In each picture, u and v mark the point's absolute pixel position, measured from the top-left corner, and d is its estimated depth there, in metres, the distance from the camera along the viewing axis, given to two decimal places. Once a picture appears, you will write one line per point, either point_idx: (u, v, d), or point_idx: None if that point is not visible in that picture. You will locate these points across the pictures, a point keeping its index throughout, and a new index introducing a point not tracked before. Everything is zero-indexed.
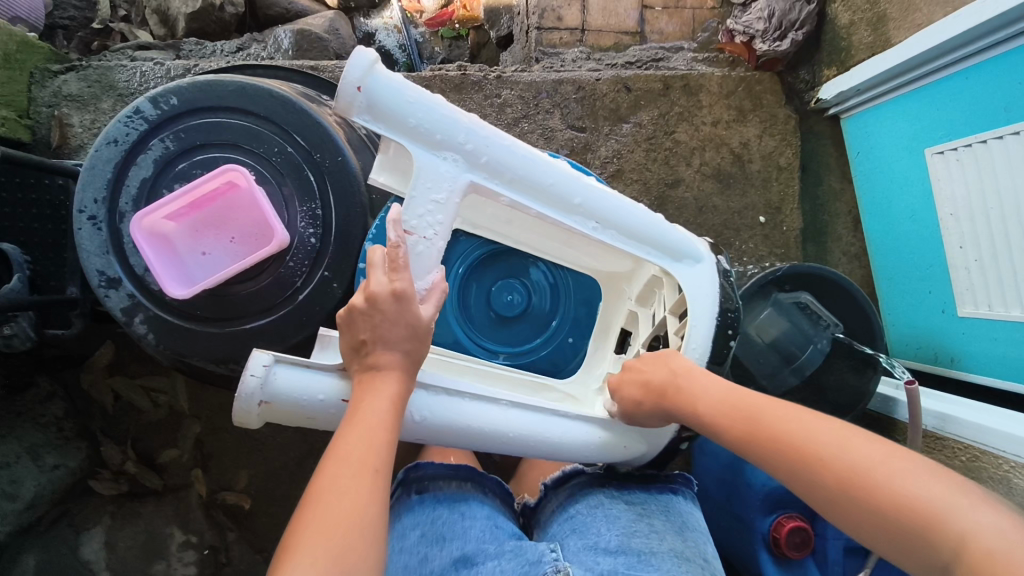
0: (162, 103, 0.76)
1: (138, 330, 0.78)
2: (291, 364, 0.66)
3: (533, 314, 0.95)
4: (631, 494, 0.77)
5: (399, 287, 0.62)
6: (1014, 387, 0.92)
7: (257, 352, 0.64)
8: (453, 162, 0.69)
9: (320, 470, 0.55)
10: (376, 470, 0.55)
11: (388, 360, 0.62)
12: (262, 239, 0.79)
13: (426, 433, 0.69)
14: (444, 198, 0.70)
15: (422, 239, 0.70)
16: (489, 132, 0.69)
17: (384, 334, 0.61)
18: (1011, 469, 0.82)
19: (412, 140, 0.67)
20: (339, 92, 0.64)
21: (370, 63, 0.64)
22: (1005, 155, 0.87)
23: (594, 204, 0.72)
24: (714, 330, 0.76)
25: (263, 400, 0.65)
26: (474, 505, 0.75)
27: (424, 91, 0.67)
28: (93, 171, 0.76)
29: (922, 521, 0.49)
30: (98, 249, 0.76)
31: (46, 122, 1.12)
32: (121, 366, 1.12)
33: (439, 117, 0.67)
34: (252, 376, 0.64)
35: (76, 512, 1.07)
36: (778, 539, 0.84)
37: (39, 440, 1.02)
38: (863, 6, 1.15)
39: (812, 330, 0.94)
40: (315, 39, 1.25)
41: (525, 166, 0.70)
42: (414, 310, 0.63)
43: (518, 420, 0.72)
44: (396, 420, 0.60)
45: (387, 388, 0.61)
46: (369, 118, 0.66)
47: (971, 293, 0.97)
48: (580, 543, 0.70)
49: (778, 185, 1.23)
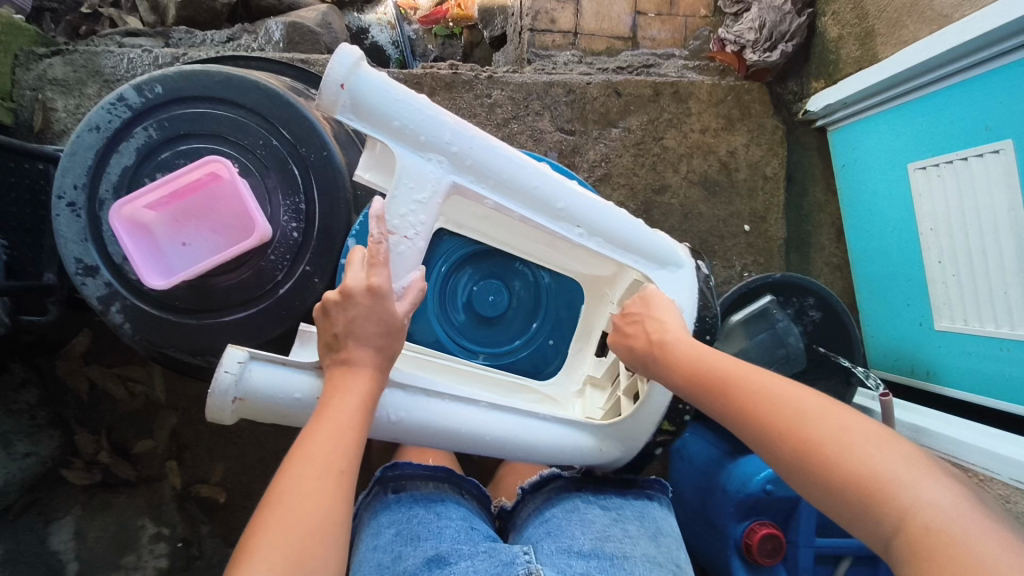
0: (147, 90, 0.75)
1: (114, 319, 0.77)
2: (268, 361, 0.66)
3: (514, 314, 0.95)
4: (608, 499, 0.78)
5: (375, 283, 0.62)
6: (978, 399, 0.95)
7: (233, 347, 0.64)
8: (439, 164, 0.69)
9: (282, 471, 0.54)
10: (340, 471, 0.54)
11: (360, 356, 0.62)
12: (243, 232, 0.78)
13: (402, 432, 0.69)
14: (427, 198, 0.70)
15: (404, 239, 0.70)
16: (475, 134, 0.69)
17: (358, 330, 0.61)
18: (979, 482, 0.83)
19: (397, 142, 0.68)
20: (323, 89, 0.64)
21: (354, 61, 0.64)
22: (982, 172, 0.89)
23: (578, 210, 0.72)
24: (694, 332, 0.77)
25: (238, 396, 0.65)
26: (450, 505, 0.75)
27: (410, 90, 0.67)
28: (73, 157, 0.75)
29: (872, 489, 0.48)
30: (77, 236, 0.75)
31: (29, 106, 1.10)
32: (98, 355, 1.11)
33: (427, 118, 0.67)
34: (227, 372, 0.63)
35: (46, 501, 1.04)
36: (750, 546, 0.85)
37: (11, 426, 1.00)
38: (853, 20, 1.16)
39: (772, 334, 0.93)
40: (306, 33, 1.24)
41: (511, 170, 0.70)
42: (390, 306, 0.63)
43: (495, 423, 0.72)
44: (364, 421, 0.60)
45: (360, 388, 0.60)
46: (353, 117, 0.66)
47: (948, 307, 0.98)
48: (554, 545, 0.69)
49: (763, 195, 1.24)
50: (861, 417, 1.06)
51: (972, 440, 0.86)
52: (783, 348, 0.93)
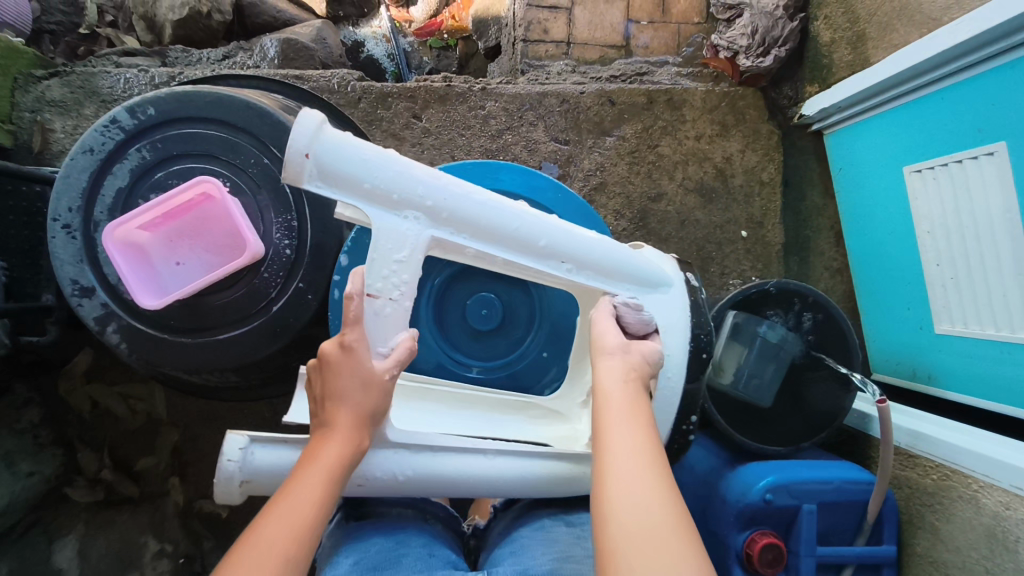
0: (139, 113, 0.76)
1: (110, 339, 0.78)
2: (267, 443, 0.69)
3: (507, 328, 0.94)
4: (575, 517, 0.80)
5: (348, 340, 0.62)
6: (978, 403, 0.95)
7: (231, 435, 0.68)
8: (416, 220, 0.66)
9: (233, 551, 0.54)
10: (287, 557, 0.54)
11: (336, 421, 0.62)
12: (236, 251, 0.79)
13: (416, 486, 0.72)
14: (407, 256, 0.66)
15: (388, 300, 0.66)
16: (447, 183, 0.66)
17: (335, 390, 0.62)
18: (979, 489, 0.82)
19: (371, 204, 0.65)
20: (288, 160, 0.62)
21: (316, 127, 0.62)
22: (977, 175, 0.89)
23: (560, 245, 0.70)
24: (688, 355, 0.75)
25: (244, 479, 0.69)
26: (411, 532, 0.76)
27: (376, 148, 0.65)
28: (68, 180, 0.76)
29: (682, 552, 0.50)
30: (72, 258, 0.76)
31: (28, 127, 1.12)
32: (98, 373, 1.12)
33: (396, 175, 0.64)
34: (230, 460, 0.68)
35: (50, 520, 1.06)
36: (750, 556, 0.84)
37: (14, 446, 1.01)
38: (845, 24, 1.17)
39: (757, 346, 0.94)
40: (301, 48, 1.25)
41: (489, 216, 0.67)
42: (363, 363, 0.62)
43: (495, 469, 0.73)
44: (328, 494, 0.59)
45: (326, 459, 0.60)
46: (321, 184, 0.63)
47: (947, 310, 0.98)
48: (512, 568, 0.69)
49: (760, 200, 1.24)
50: (861, 423, 1.05)
51: (973, 446, 0.85)
52: (781, 355, 0.95)
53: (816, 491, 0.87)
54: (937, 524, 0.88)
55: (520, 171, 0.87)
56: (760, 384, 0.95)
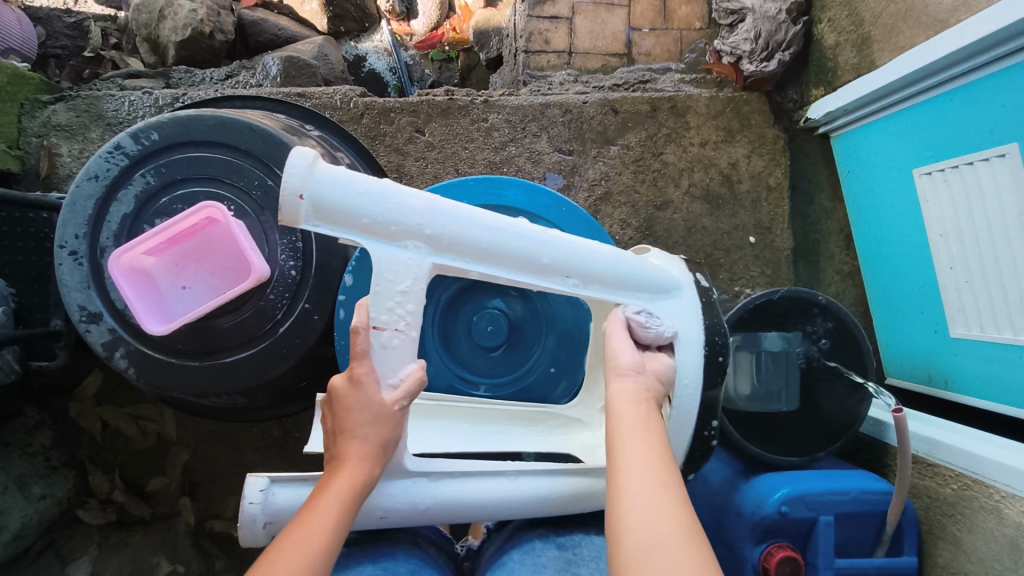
0: (143, 138, 0.76)
1: (118, 364, 0.78)
2: (287, 482, 0.70)
3: (513, 346, 0.92)
4: (567, 538, 0.80)
5: (356, 373, 0.63)
6: (998, 408, 0.92)
7: (252, 478, 0.69)
8: (416, 250, 0.65)
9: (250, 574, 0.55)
10: None
11: (348, 451, 0.63)
12: (241, 273, 0.79)
13: (440, 514, 0.72)
14: (410, 286, 0.65)
15: (395, 332, 0.65)
16: (444, 209, 0.65)
17: (348, 424, 0.63)
18: (1001, 499, 0.80)
19: (370, 237, 0.64)
20: (283, 202, 0.61)
21: (308, 166, 0.61)
22: (990, 177, 0.87)
23: (565, 263, 0.68)
24: (704, 357, 0.70)
25: (267, 520, 0.69)
26: (399, 559, 0.76)
27: (370, 180, 0.63)
28: (74, 207, 0.76)
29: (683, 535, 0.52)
30: (79, 284, 0.77)
31: (35, 152, 1.13)
32: (108, 395, 1.11)
33: (392, 206, 0.63)
34: (251, 503, 0.68)
35: (62, 543, 1.08)
36: (767, 569, 0.83)
37: (27, 470, 1.03)
38: (849, 27, 1.16)
39: (764, 358, 0.95)
40: (303, 66, 1.26)
41: (490, 238, 0.66)
42: (371, 394, 0.63)
43: (518, 489, 0.73)
44: (343, 522, 0.61)
45: (337, 488, 0.61)
46: (319, 223, 0.63)
47: (962, 314, 0.96)
48: None
49: (768, 206, 1.22)
50: (875, 430, 1.04)
51: (991, 454, 0.84)
52: (790, 364, 0.96)
53: (833, 502, 0.86)
54: (958, 535, 0.86)
55: (513, 183, 0.87)
56: (775, 396, 0.95)
